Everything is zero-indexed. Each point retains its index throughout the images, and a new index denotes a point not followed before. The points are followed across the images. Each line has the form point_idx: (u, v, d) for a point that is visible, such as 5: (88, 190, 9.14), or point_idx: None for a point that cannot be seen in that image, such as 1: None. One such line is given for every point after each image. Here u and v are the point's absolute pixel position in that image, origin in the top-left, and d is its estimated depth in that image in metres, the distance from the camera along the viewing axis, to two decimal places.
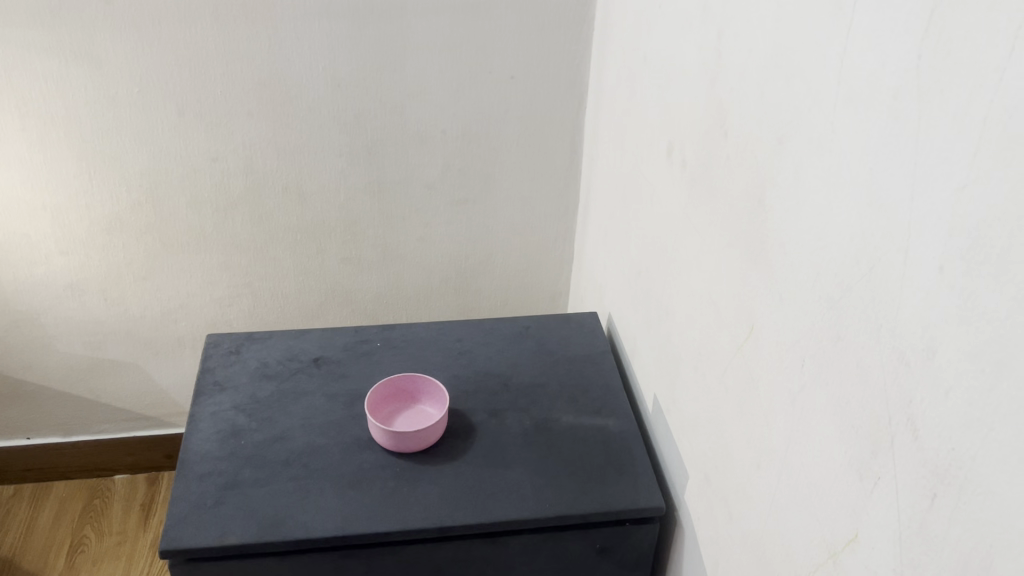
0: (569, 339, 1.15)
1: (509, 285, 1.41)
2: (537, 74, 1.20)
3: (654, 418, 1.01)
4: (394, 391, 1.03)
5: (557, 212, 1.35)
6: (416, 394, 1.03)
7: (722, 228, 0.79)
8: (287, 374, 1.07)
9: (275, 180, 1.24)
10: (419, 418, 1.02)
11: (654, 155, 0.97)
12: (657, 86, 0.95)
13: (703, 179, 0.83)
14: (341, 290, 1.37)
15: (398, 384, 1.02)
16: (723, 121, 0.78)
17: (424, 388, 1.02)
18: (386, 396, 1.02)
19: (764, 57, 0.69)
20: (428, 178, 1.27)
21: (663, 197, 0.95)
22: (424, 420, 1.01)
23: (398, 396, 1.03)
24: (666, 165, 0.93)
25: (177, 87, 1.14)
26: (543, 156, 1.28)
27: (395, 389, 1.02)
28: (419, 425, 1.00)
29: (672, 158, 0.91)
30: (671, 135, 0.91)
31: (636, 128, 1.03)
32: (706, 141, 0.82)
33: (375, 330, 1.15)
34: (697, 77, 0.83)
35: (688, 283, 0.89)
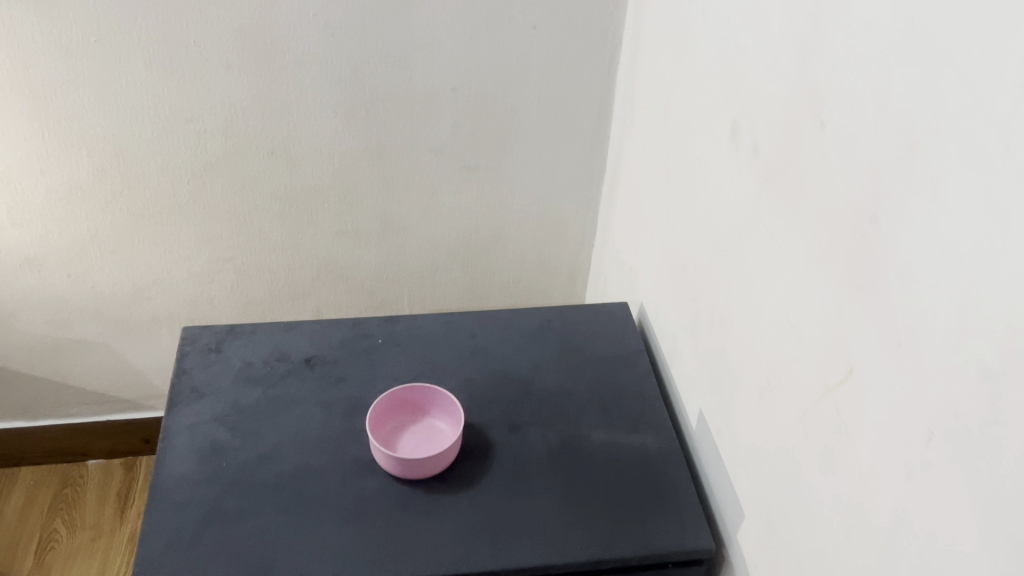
0: (598, 336, 1.01)
1: (523, 261, 1.26)
2: (565, 23, 1.03)
3: (699, 437, 0.88)
4: (400, 402, 0.89)
5: (580, 181, 1.19)
6: (425, 405, 0.89)
7: (809, 240, 0.64)
8: (276, 377, 0.93)
9: (258, 143, 1.08)
10: (430, 434, 0.88)
11: (712, 133, 0.81)
12: (719, 50, 0.78)
13: (783, 174, 0.68)
14: (335, 266, 1.21)
15: (405, 395, 0.88)
16: (818, 106, 0.62)
17: (434, 400, 0.89)
18: (391, 408, 0.88)
19: (891, 32, 0.53)
20: (435, 141, 1.11)
21: (722, 184, 0.80)
22: (435, 439, 0.88)
23: (405, 408, 0.89)
24: (728, 148, 0.78)
25: (143, 35, 0.96)
26: (567, 118, 1.12)
27: (401, 400, 0.89)
28: (429, 446, 0.87)
29: (737, 140, 0.76)
30: (738, 112, 0.75)
31: (687, 97, 0.87)
32: (790, 128, 0.66)
33: (375, 323, 1.01)
34: (779, 47, 0.67)
35: (754, 295, 0.74)
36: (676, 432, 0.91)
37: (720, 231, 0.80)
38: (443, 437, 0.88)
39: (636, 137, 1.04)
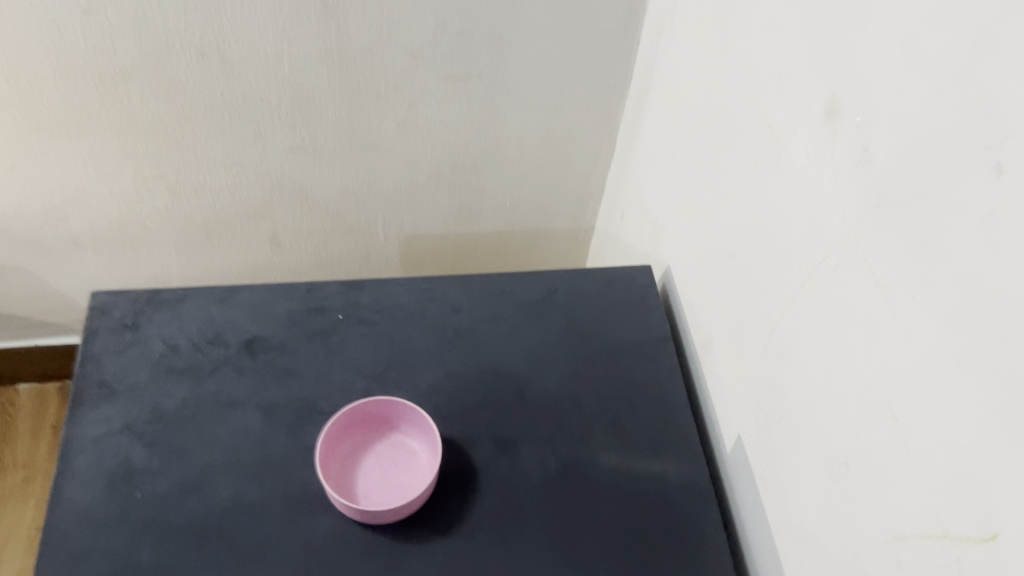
0: (613, 314, 0.81)
1: (522, 183, 1.03)
2: None
3: (736, 468, 0.71)
4: (360, 415, 0.70)
5: (599, 92, 0.94)
6: (392, 417, 0.71)
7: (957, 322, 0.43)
8: (206, 370, 0.74)
9: (182, 44, 0.82)
10: (401, 457, 0.71)
11: (795, 99, 0.57)
12: None
13: (920, 207, 0.46)
14: (292, 185, 0.99)
15: (366, 408, 0.70)
16: (1000, 141, 0.39)
17: (403, 414, 0.70)
18: (349, 423, 0.70)
19: None
20: (413, 42, 0.85)
21: (805, 176, 0.57)
22: (407, 463, 0.70)
23: (367, 421, 0.71)
24: (822, 132, 0.54)
25: None
26: (585, 18, 0.85)
27: (361, 413, 0.70)
28: (399, 476, 0.69)
29: (839, 128, 0.52)
30: (847, 91, 0.51)
31: (761, 31, 0.62)
32: (945, 146, 0.43)
33: (334, 291, 0.80)
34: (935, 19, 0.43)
35: (841, 348, 0.54)
36: (704, 451, 0.74)
37: (794, 239, 0.59)
38: (417, 461, 0.70)
39: (677, 54, 0.79)
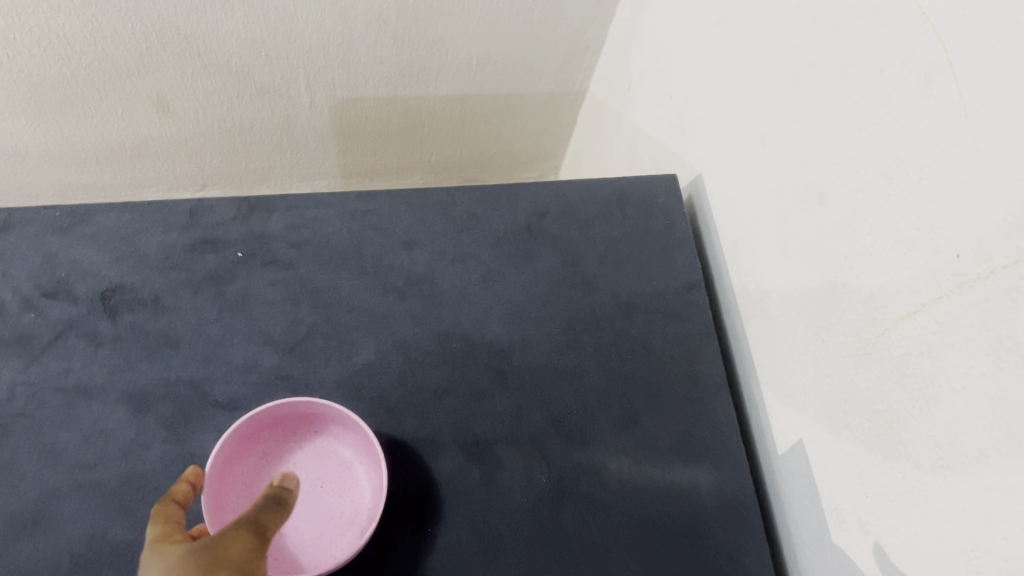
0: (623, 246, 0.60)
1: (493, 37, 0.77)
2: None
3: (796, 477, 0.51)
4: (271, 419, 0.51)
5: None
6: (316, 419, 0.52)
7: None
8: (45, 338, 0.52)
9: None
10: (329, 472, 0.53)
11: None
12: None
13: None
14: (176, 35, 0.71)
15: (281, 412, 0.50)
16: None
17: (333, 417, 0.51)
18: (256, 429, 0.51)
19: None
20: None
21: (1001, 120, 0.34)
22: (339, 482, 0.52)
23: (281, 422, 0.52)
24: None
25: None
26: None
27: (274, 417, 0.51)
28: (329, 502, 0.52)
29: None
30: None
31: None
32: None
33: (229, 215, 0.58)
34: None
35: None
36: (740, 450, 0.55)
37: (965, 214, 0.36)
38: (353, 480, 0.52)
39: None
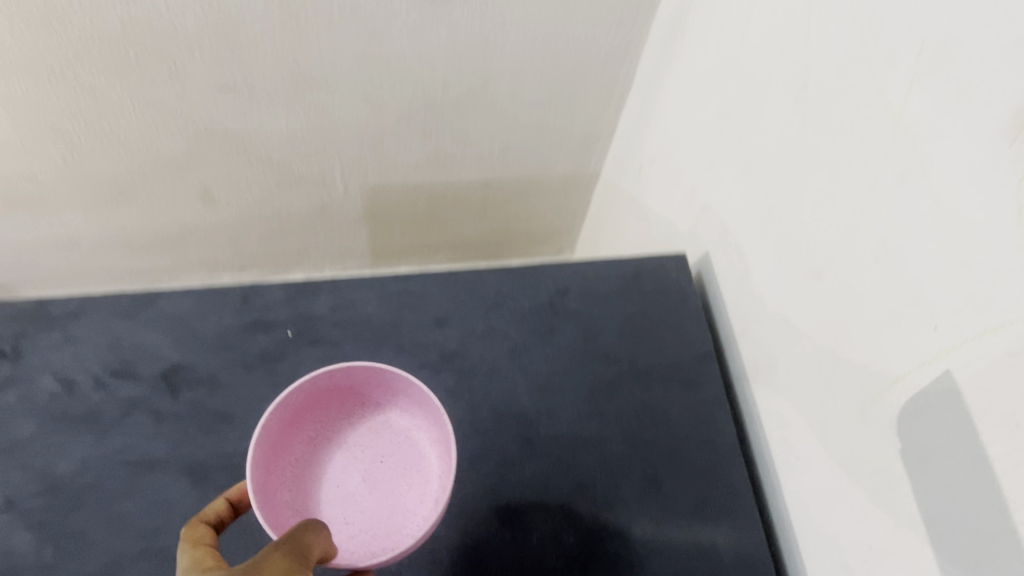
0: (639, 322, 0.65)
1: (513, 127, 0.84)
2: None
3: (808, 537, 0.55)
4: (324, 407, 0.58)
5: (616, 22, 0.73)
6: (362, 396, 0.59)
7: None
8: (113, 415, 0.57)
9: None
10: (387, 448, 0.60)
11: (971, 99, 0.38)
12: None
13: None
14: (223, 132, 0.78)
15: (326, 391, 0.57)
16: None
17: (375, 390, 0.58)
18: (305, 417, 0.57)
19: None
20: None
21: (966, 214, 0.39)
22: (398, 456, 0.60)
23: (326, 408, 0.58)
24: (1023, 156, 0.35)
25: None
26: None
27: (319, 400, 0.57)
28: (394, 477, 0.59)
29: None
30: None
31: None
32: None
33: (278, 298, 0.63)
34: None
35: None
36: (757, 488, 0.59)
37: (945, 292, 0.41)
38: (412, 448, 0.60)
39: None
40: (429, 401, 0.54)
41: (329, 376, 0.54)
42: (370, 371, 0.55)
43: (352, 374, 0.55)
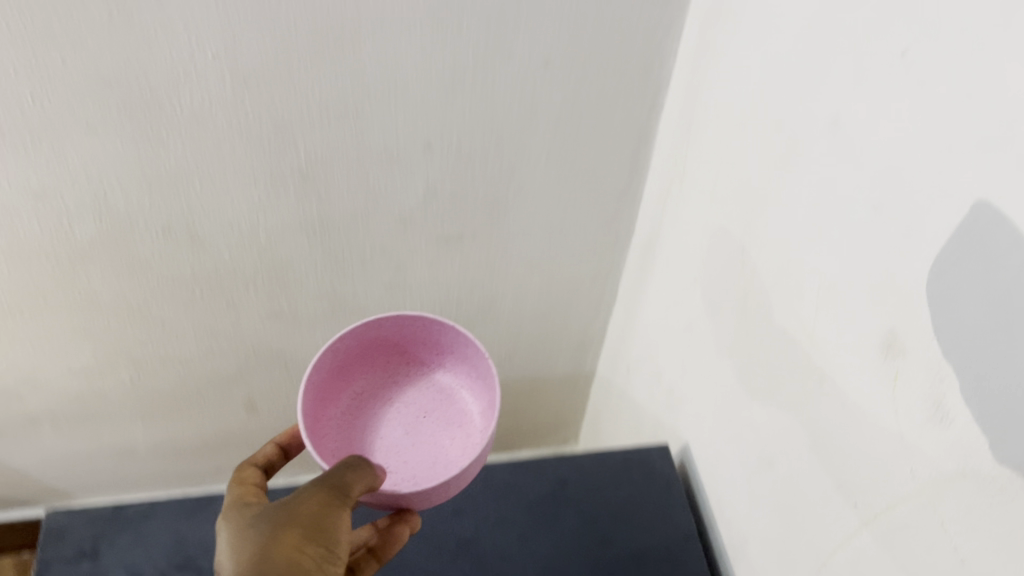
0: (630, 505, 0.74)
1: (518, 334, 0.98)
2: (589, 60, 0.70)
3: None
4: (383, 356, 0.77)
5: (598, 247, 0.88)
6: (412, 354, 0.78)
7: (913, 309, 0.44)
8: None
9: (147, 222, 0.75)
10: (431, 404, 0.78)
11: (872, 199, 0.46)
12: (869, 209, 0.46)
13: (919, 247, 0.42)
14: (270, 350, 0.91)
15: (376, 350, 0.75)
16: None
17: (422, 350, 0.77)
18: (364, 370, 0.76)
19: None
20: (400, 208, 0.79)
21: (864, 416, 0.49)
22: (439, 415, 0.78)
23: (381, 368, 0.77)
24: (893, 371, 0.46)
25: None
26: (585, 175, 0.80)
27: (367, 354, 0.75)
28: (431, 428, 0.77)
29: (913, 370, 0.44)
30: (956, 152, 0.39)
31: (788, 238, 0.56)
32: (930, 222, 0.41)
33: None
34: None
35: None
36: None
37: (797, 364, 0.57)
38: (452, 408, 0.78)
39: (679, 224, 0.74)
40: (463, 346, 0.73)
41: (379, 331, 0.73)
42: (413, 330, 0.74)
43: (398, 334, 0.74)
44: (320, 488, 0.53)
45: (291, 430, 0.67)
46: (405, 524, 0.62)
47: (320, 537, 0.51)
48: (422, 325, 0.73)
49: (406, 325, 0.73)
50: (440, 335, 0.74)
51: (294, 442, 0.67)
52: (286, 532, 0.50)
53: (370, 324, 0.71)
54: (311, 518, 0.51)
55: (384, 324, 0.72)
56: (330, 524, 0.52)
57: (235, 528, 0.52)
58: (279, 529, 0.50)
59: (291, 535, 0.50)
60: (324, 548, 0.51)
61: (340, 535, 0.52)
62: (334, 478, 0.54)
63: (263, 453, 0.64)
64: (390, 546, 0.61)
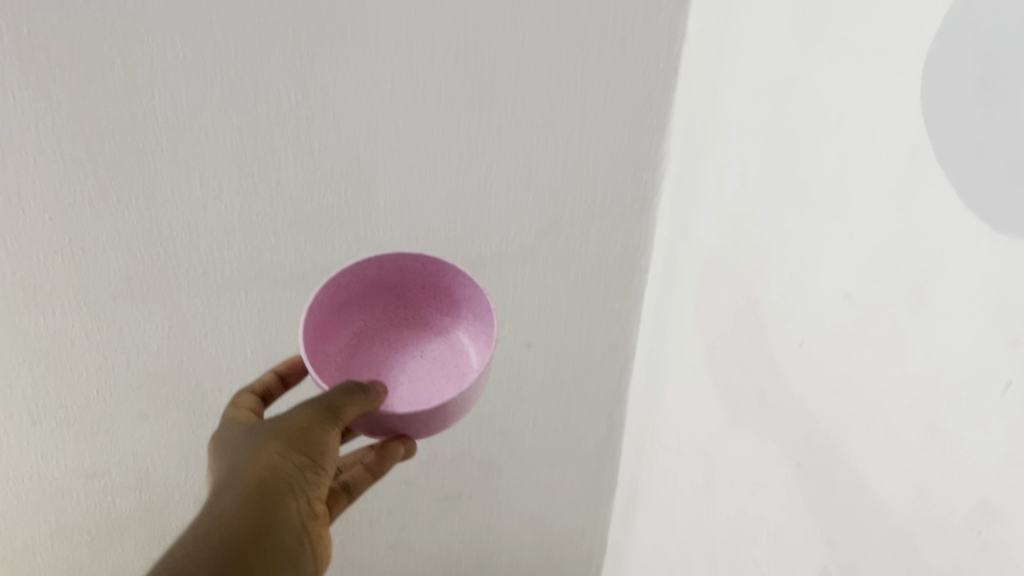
0: None
1: None
2: (563, 342, 0.84)
3: None
4: (365, 283, 0.69)
5: (586, 502, 0.97)
6: (405, 293, 0.72)
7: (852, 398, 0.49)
8: None
9: (181, 494, 0.85)
10: (428, 343, 0.73)
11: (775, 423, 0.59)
12: (793, 468, 0.56)
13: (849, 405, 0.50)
14: None
15: (373, 290, 0.71)
16: (908, 299, 0.44)
17: (415, 290, 0.72)
18: (354, 308, 0.71)
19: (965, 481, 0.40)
20: (406, 472, 0.92)
21: None
22: (436, 352, 0.73)
23: (374, 305, 0.72)
24: None
25: (34, 395, 0.76)
26: (569, 436, 0.91)
27: (367, 293, 0.71)
28: (430, 365, 0.73)
29: None
30: (833, 405, 0.51)
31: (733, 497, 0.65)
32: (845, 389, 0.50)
33: None
34: (897, 433, 0.46)
35: None
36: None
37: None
38: (449, 344, 0.73)
39: (647, 481, 0.85)
40: (464, 300, 0.69)
41: (379, 271, 0.69)
42: (414, 274, 0.69)
43: (397, 276, 0.69)
44: (311, 408, 0.56)
45: (291, 357, 0.68)
46: (403, 442, 0.62)
47: (304, 447, 0.55)
48: (421, 264, 0.68)
49: (407, 266, 0.69)
50: (442, 283, 0.69)
51: (293, 370, 0.68)
52: (269, 443, 0.54)
53: (372, 261, 0.67)
54: (298, 430, 0.55)
55: (384, 262, 0.67)
56: (314, 437, 0.55)
57: (224, 441, 0.57)
58: (263, 442, 0.54)
59: (274, 445, 0.54)
60: (308, 458, 0.55)
61: (324, 447, 0.56)
62: (328, 398, 0.56)
63: (262, 381, 0.65)
64: (388, 463, 0.62)
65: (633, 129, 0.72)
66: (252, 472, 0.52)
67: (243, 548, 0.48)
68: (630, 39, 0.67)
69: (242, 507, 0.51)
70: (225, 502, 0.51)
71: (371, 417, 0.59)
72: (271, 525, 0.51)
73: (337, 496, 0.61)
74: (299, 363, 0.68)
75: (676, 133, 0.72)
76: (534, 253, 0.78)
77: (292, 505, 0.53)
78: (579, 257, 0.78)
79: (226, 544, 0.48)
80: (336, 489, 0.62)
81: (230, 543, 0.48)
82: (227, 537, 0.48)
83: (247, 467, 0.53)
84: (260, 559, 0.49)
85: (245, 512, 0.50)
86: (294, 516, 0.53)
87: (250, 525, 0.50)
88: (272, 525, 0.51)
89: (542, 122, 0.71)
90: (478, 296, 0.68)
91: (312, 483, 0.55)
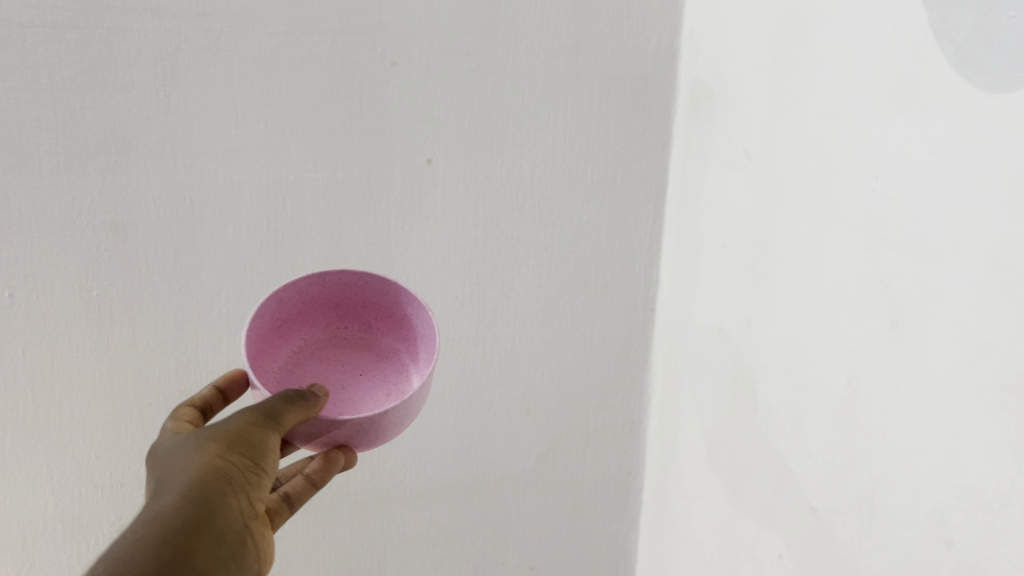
0: None
1: None
2: (566, 565, 0.87)
3: None
4: (307, 305, 0.62)
5: None
6: (347, 309, 0.65)
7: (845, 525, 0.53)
8: None
9: None
10: (368, 363, 0.67)
11: None
12: None
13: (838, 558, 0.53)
14: None
15: (313, 306, 0.63)
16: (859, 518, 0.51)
17: (359, 302, 0.64)
18: (294, 325, 0.63)
19: None
20: None
21: None
22: (377, 370, 0.67)
23: (314, 320, 0.64)
24: None
25: None
26: None
27: (307, 311, 0.63)
28: (372, 385, 0.66)
29: None
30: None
31: None
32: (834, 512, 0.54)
33: None
34: None
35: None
36: None
37: None
38: (391, 366, 0.67)
39: None
40: (406, 321, 0.63)
41: (324, 288, 0.62)
42: (359, 292, 0.63)
43: (341, 294, 0.63)
44: (253, 412, 0.48)
45: (232, 372, 0.58)
46: (344, 451, 0.55)
47: (244, 450, 0.47)
48: (366, 285, 0.61)
49: (351, 284, 0.62)
50: (387, 303, 0.62)
51: (234, 386, 0.58)
52: (206, 447, 0.46)
53: (314, 278, 0.60)
54: (237, 432, 0.47)
55: (326, 280, 0.61)
56: (255, 441, 0.47)
57: (155, 454, 0.48)
58: (200, 446, 0.46)
59: (211, 447, 0.46)
60: (250, 459, 0.47)
61: (270, 452, 0.48)
62: (268, 404, 0.49)
63: (201, 395, 0.56)
64: (331, 471, 0.54)
65: (618, 364, 0.81)
66: (189, 476, 0.44)
67: (186, 549, 0.41)
68: (610, 287, 0.79)
69: (182, 507, 0.42)
70: (164, 505, 0.42)
71: (316, 428, 0.52)
72: (199, 529, 0.42)
73: (279, 504, 0.53)
74: (241, 377, 0.58)
75: (657, 369, 0.81)
76: (535, 477, 0.84)
77: (234, 505, 0.45)
78: (577, 480, 0.84)
79: (165, 547, 0.40)
80: (275, 500, 0.53)
81: (171, 545, 0.40)
82: (166, 538, 0.40)
83: (178, 479, 0.44)
84: (202, 560, 0.41)
85: (175, 518, 0.42)
86: (236, 519, 0.45)
87: (191, 527, 0.42)
88: (211, 527, 0.43)
89: (537, 356, 0.80)
90: (422, 317, 0.60)
91: (257, 485, 0.47)
